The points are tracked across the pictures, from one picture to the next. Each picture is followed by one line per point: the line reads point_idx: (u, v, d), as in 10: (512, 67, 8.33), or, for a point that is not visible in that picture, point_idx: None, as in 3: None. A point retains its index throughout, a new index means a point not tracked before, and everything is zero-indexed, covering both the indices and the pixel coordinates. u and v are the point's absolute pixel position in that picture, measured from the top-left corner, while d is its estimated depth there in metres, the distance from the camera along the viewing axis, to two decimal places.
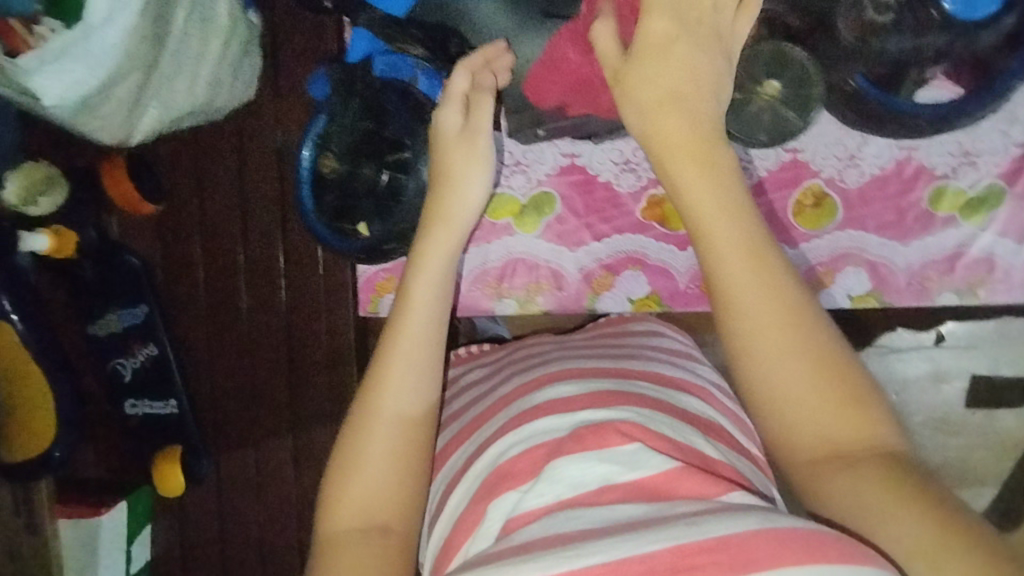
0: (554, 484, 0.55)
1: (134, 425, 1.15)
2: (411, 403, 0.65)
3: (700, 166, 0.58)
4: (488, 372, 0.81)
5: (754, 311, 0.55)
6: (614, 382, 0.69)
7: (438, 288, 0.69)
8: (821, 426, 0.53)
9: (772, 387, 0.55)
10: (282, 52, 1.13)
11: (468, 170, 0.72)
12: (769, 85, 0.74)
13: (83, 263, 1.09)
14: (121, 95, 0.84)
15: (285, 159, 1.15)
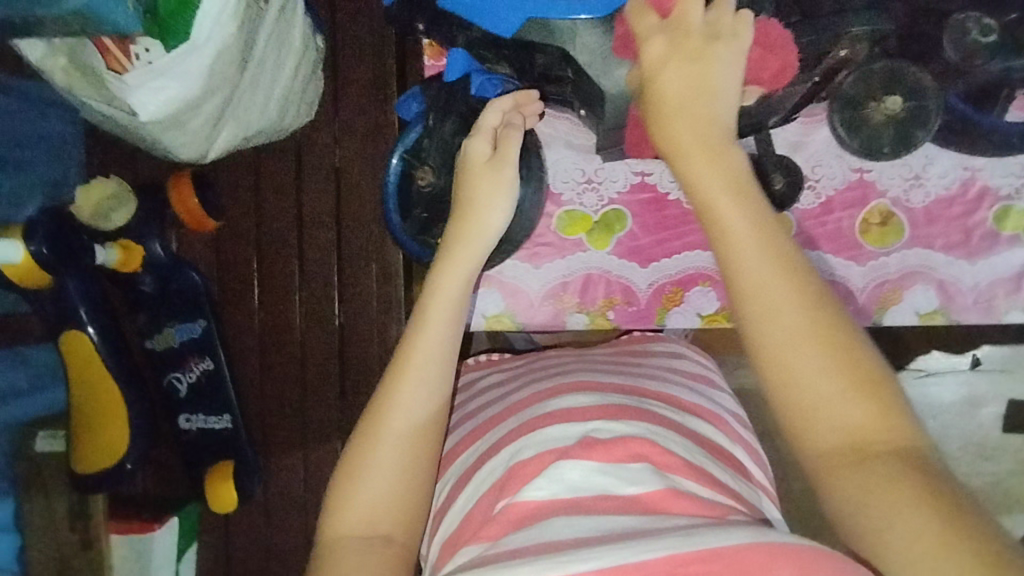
0: (551, 484, 0.59)
1: (189, 440, 1.15)
2: (420, 416, 0.66)
3: (713, 148, 0.56)
4: (504, 381, 0.82)
5: (766, 298, 0.51)
6: (631, 399, 0.70)
7: (454, 308, 0.69)
8: (837, 421, 0.49)
9: (788, 379, 0.50)
10: (343, 76, 1.15)
11: (497, 197, 0.72)
12: (889, 98, 0.76)
13: (145, 279, 1.10)
14: (208, 111, 0.87)
15: (343, 182, 1.18)
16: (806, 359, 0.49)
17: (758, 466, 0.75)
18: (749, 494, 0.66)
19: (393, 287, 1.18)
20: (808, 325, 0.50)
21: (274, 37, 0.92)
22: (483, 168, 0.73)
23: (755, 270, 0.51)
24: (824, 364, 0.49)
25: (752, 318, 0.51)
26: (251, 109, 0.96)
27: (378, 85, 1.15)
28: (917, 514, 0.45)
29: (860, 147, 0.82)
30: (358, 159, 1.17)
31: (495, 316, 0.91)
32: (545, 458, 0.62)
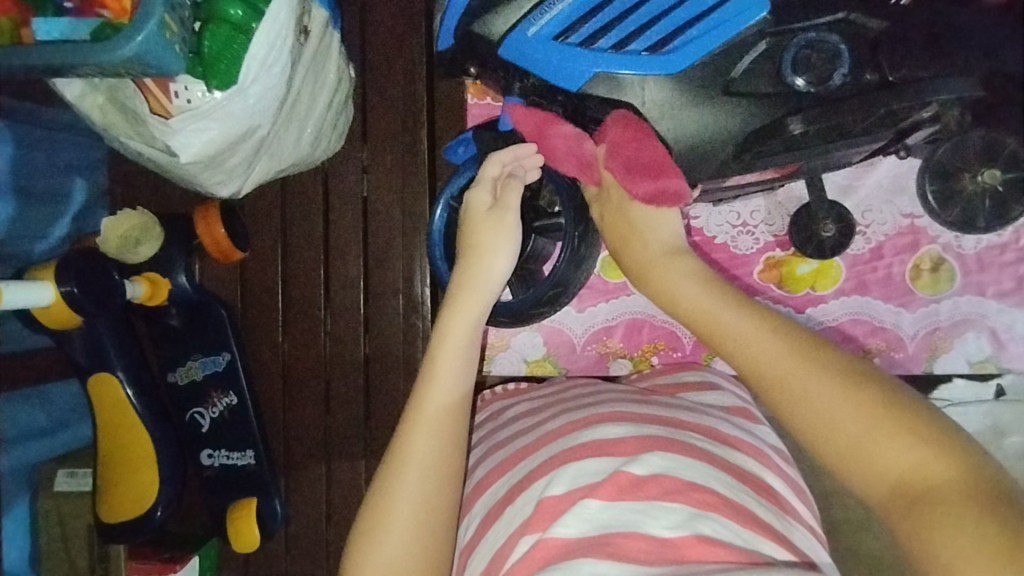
0: (581, 522, 0.56)
1: (211, 476, 1.11)
2: (433, 470, 0.62)
3: (685, 276, 0.64)
4: (534, 406, 0.77)
5: (771, 364, 0.55)
6: (667, 429, 0.65)
7: (461, 354, 0.66)
8: (877, 461, 0.50)
9: (822, 437, 0.52)
10: (374, 105, 1.13)
11: (499, 245, 0.70)
12: (987, 172, 0.80)
13: (171, 311, 1.09)
14: (245, 150, 0.84)
15: (370, 210, 1.15)
16: (828, 407, 0.52)
17: (804, 505, 0.68)
18: (796, 537, 0.61)
19: (419, 322, 1.15)
20: (822, 375, 0.53)
21: (310, 71, 0.89)
22: (484, 218, 0.71)
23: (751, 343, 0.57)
24: (849, 406, 0.51)
25: (770, 387, 0.55)
26: (284, 145, 0.93)
27: (407, 115, 1.13)
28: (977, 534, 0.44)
29: (957, 219, 0.84)
30: (385, 187, 1.14)
31: (537, 360, 0.90)
32: (576, 495, 0.59)
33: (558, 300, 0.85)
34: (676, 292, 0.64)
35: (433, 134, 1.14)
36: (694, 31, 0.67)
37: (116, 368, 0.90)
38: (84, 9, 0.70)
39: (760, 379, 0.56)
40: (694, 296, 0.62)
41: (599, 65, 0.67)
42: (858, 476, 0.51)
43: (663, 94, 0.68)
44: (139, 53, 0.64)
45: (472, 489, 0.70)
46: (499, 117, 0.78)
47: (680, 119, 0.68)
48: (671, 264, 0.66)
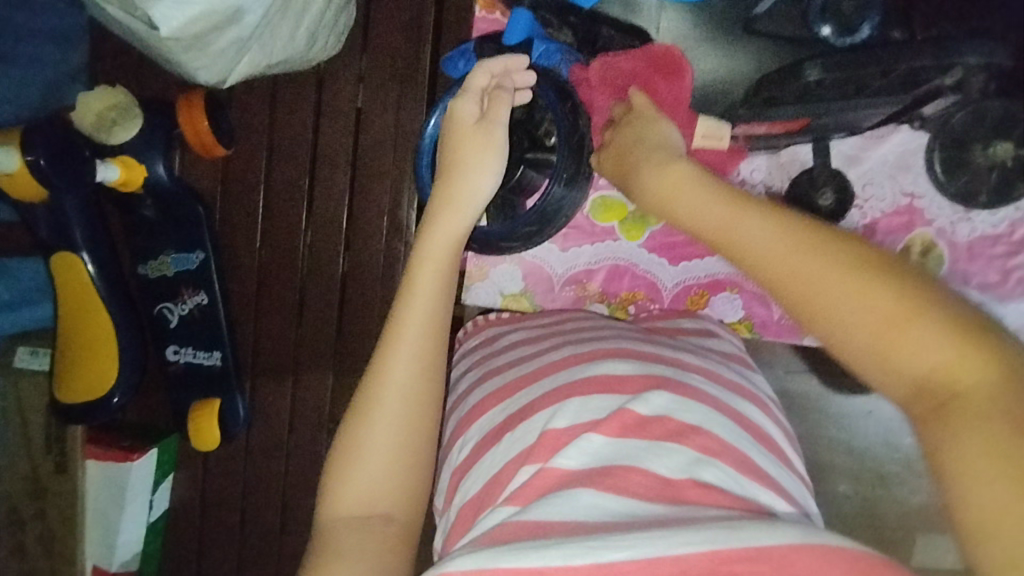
0: (582, 456, 0.57)
1: (175, 372, 1.11)
2: (415, 392, 0.61)
3: (665, 173, 0.59)
4: (532, 335, 0.77)
5: (767, 257, 0.49)
6: (669, 368, 0.65)
7: (442, 278, 0.64)
8: (892, 355, 0.44)
9: (832, 333, 0.46)
10: (377, 8, 1.07)
11: (484, 162, 0.67)
12: (1001, 145, 0.78)
13: (146, 201, 1.05)
14: (234, 37, 0.80)
15: (364, 122, 1.10)
16: (842, 300, 0.46)
17: (795, 453, 0.69)
18: (786, 482, 0.62)
19: (402, 245, 1.12)
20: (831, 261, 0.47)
21: None
22: (473, 131, 0.67)
23: (763, 240, 0.50)
24: (854, 292, 0.45)
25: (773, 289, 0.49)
26: (278, 41, 0.89)
27: (411, 23, 1.06)
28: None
29: (956, 193, 0.83)
30: (379, 95, 1.09)
31: (513, 295, 0.89)
32: (578, 430, 0.59)
33: (549, 227, 0.82)
34: (673, 191, 0.57)
35: (439, 48, 1.08)
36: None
37: (81, 250, 0.87)
38: None
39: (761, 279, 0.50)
40: (683, 196, 0.57)
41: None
42: (891, 381, 0.44)
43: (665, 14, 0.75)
44: None
45: (463, 414, 0.71)
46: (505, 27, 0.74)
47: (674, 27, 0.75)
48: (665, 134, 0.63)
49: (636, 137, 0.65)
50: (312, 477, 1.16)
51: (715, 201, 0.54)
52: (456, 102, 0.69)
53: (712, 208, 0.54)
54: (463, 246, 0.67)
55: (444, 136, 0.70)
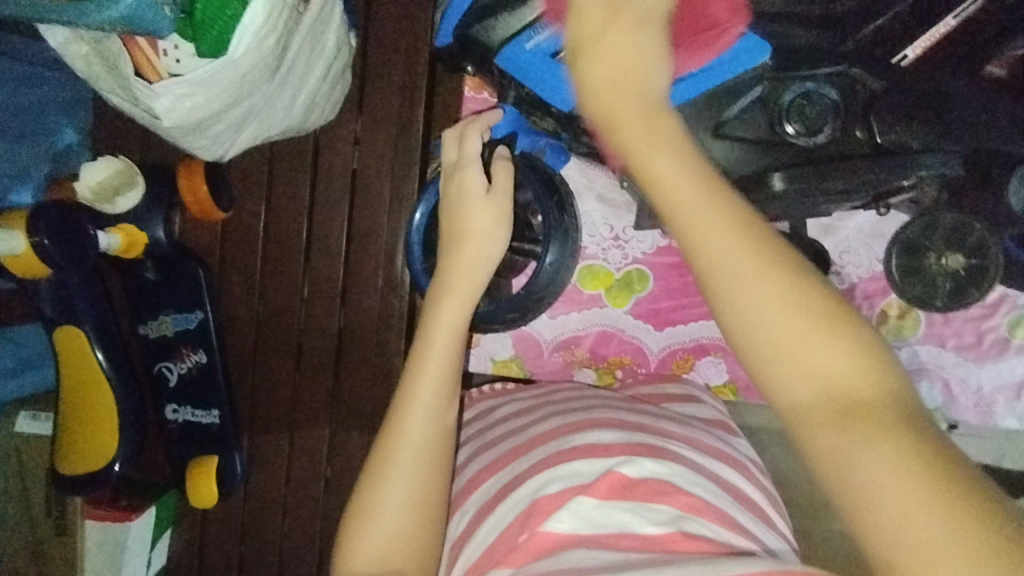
0: (574, 519, 0.58)
1: (174, 430, 1.12)
2: (430, 444, 0.64)
3: (626, 103, 0.49)
4: (523, 407, 0.79)
5: (720, 253, 0.45)
6: (651, 436, 0.68)
7: (455, 334, 0.67)
8: (822, 371, 0.43)
9: (762, 353, 0.44)
10: (372, 74, 1.11)
11: (494, 229, 0.70)
12: (952, 256, 0.77)
13: (146, 265, 1.08)
14: (232, 118, 0.83)
15: (359, 183, 1.13)
16: (767, 310, 0.44)
17: (782, 518, 0.70)
18: (775, 543, 0.63)
19: (396, 300, 1.14)
20: (779, 277, 0.44)
21: (308, 40, 0.85)
22: (482, 199, 0.70)
23: (715, 217, 0.46)
24: (788, 303, 0.44)
25: (705, 285, 0.46)
26: (274, 113, 0.91)
27: (406, 88, 1.10)
28: (942, 486, 0.39)
29: (917, 296, 0.81)
30: (376, 158, 1.13)
31: (503, 360, 0.92)
32: (568, 493, 0.61)
33: (530, 310, 0.84)
34: (644, 158, 0.48)
35: (431, 113, 1.12)
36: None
37: (84, 324, 0.90)
38: None
39: (699, 273, 0.46)
40: (666, 168, 0.47)
41: None
42: (810, 422, 0.43)
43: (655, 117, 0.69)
44: (127, 13, 0.63)
45: (461, 485, 0.72)
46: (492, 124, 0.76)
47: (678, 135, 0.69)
48: (637, 36, 0.51)
49: (601, 56, 0.51)
50: (309, 530, 1.17)
51: (686, 176, 0.47)
52: (465, 172, 0.71)
53: (670, 165, 0.47)
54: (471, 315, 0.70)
55: (450, 200, 0.72)
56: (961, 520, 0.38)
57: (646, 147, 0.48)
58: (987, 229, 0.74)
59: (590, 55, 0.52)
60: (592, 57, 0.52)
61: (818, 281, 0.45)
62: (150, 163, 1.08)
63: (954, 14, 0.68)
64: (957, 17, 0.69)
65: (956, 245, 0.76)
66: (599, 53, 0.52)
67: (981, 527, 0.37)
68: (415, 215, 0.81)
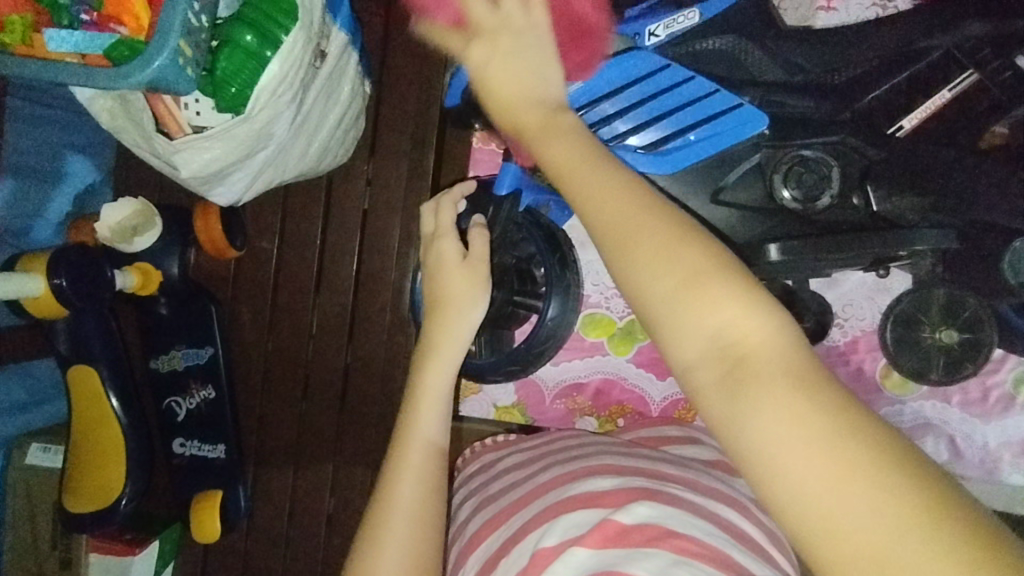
0: (569, 571, 0.55)
1: (180, 464, 1.13)
2: (423, 501, 0.64)
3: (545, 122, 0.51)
4: (526, 458, 0.79)
5: (629, 250, 0.43)
6: (648, 481, 0.67)
7: (445, 391, 0.68)
8: (742, 363, 0.40)
9: (682, 346, 0.41)
10: (385, 119, 1.14)
11: (473, 294, 0.72)
12: (945, 331, 0.75)
13: (161, 301, 1.11)
14: (249, 167, 0.86)
15: (369, 223, 1.16)
16: (708, 311, 0.41)
17: (788, 559, 0.66)
18: None
19: (401, 339, 1.16)
20: (677, 263, 0.41)
21: (324, 90, 0.89)
22: (471, 261, 0.72)
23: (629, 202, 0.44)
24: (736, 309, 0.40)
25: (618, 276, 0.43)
26: (290, 157, 0.93)
27: (417, 133, 1.13)
28: (868, 475, 0.35)
29: (911, 369, 0.78)
30: (386, 200, 1.15)
31: (505, 407, 0.93)
32: (564, 545, 0.58)
33: (532, 361, 0.84)
34: (563, 163, 0.48)
35: (441, 157, 1.14)
36: (692, 135, 0.69)
37: (98, 362, 0.92)
38: (102, 23, 0.70)
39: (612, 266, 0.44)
40: (584, 178, 0.47)
41: None
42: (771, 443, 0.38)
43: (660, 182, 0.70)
44: (151, 78, 0.66)
45: (464, 543, 0.71)
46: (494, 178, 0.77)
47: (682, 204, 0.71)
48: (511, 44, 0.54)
49: (500, 59, 0.53)
50: (310, 567, 1.17)
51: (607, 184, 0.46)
52: (442, 242, 0.74)
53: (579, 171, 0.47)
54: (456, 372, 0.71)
55: (428, 271, 0.75)
56: (895, 516, 0.34)
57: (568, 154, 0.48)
58: (981, 302, 0.73)
59: (483, 54, 0.55)
60: (485, 56, 0.54)
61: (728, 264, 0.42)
62: (169, 203, 1.11)
63: (948, 87, 0.71)
64: (952, 90, 0.71)
65: (951, 319, 0.74)
66: (492, 53, 0.54)
67: (926, 526, 0.34)
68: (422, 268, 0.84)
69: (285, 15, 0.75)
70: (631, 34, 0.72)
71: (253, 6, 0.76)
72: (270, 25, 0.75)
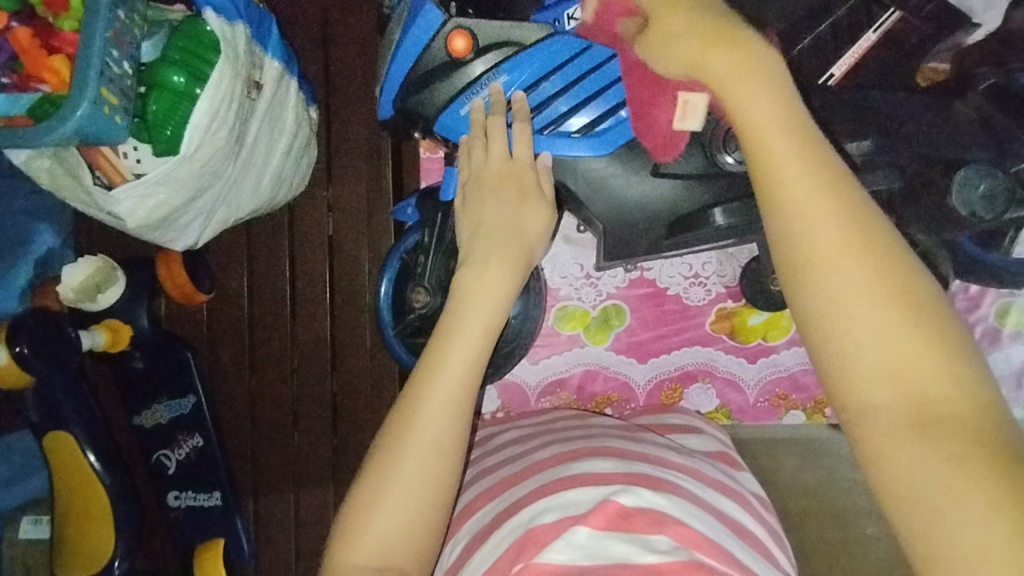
0: (571, 550, 0.51)
1: (177, 518, 1.11)
2: (442, 443, 0.55)
3: (746, 83, 0.47)
4: (526, 434, 0.77)
5: (814, 242, 0.43)
6: (648, 466, 0.65)
7: (480, 334, 0.58)
8: (869, 343, 0.41)
9: (841, 353, 0.42)
10: (338, 141, 1.13)
11: (515, 223, 0.65)
12: None
13: (135, 356, 1.09)
14: (199, 207, 0.85)
15: (336, 248, 1.15)
16: (844, 274, 0.42)
17: (784, 553, 0.66)
18: None
19: (385, 359, 1.14)
20: (845, 243, 0.43)
21: (266, 120, 0.88)
22: (493, 203, 0.66)
23: (796, 161, 0.45)
24: (881, 284, 0.42)
25: (785, 236, 0.44)
26: (241, 195, 0.92)
27: (371, 151, 1.13)
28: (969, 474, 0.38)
29: None
30: (350, 224, 1.14)
31: (491, 412, 0.91)
32: (565, 523, 0.54)
33: (504, 363, 0.84)
34: (750, 120, 0.47)
35: (399, 171, 1.13)
36: (624, 111, 0.69)
37: (74, 427, 0.90)
38: (23, 84, 0.69)
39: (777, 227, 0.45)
40: (772, 130, 0.46)
41: (544, 148, 0.69)
42: (872, 399, 0.41)
43: (609, 166, 0.70)
44: (79, 127, 0.65)
45: (458, 512, 0.68)
46: (441, 185, 0.74)
47: (631, 184, 0.71)
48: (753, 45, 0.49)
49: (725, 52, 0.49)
50: None
51: (784, 137, 0.45)
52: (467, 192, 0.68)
53: (775, 137, 0.45)
54: (496, 312, 0.60)
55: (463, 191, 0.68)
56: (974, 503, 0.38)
57: (768, 125, 0.46)
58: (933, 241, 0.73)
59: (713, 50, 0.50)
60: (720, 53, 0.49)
61: (908, 270, 0.42)
62: (130, 257, 1.10)
63: (873, 28, 0.70)
64: (877, 31, 0.70)
65: None
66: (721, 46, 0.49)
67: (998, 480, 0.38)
68: (381, 287, 0.81)
69: (212, 51, 0.75)
70: (549, 22, 0.69)
71: (176, 46, 0.75)
72: (197, 63, 0.75)
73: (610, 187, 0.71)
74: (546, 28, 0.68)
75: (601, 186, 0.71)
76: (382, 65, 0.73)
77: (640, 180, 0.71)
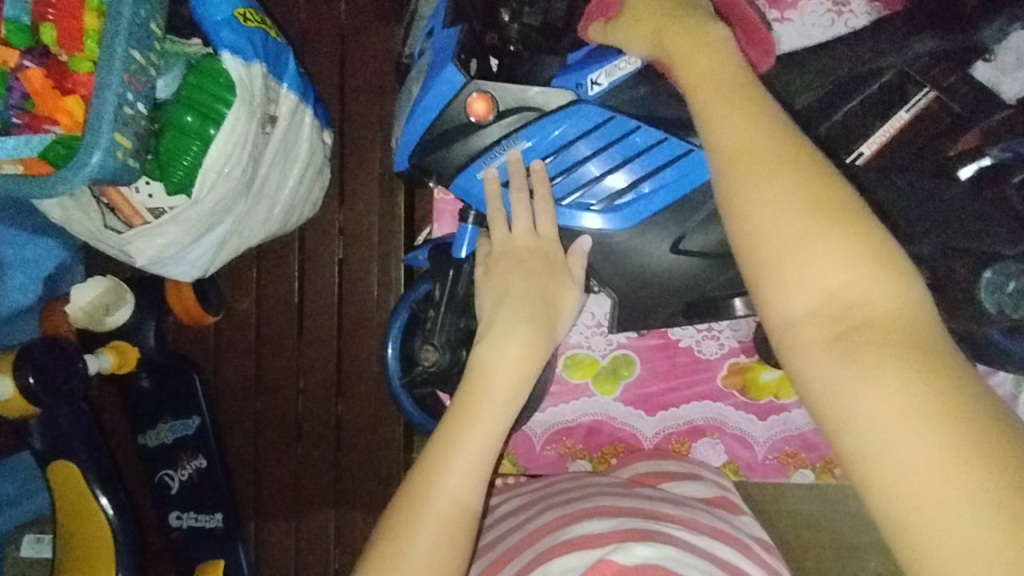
0: None
1: (178, 537, 1.11)
2: (450, 522, 0.52)
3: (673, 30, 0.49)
4: (522, 504, 0.76)
5: (740, 161, 0.42)
6: (642, 521, 0.62)
7: (500, 409, 0.55)
8: (799, 264, 0.39)
9: (768, 272, 0.40)
10: (352, 166, 1.12)
11: (534, 291, 0.62)
12: None
13: (142, 376, 1.09)
14: (208, 241, 0.84)
15: (346, 272, 1.14)
16: (770, 190, 0.40)
17: None
18: None
19: None
20: (786, 171, 0.41)
21: (280, 153, 0.87)
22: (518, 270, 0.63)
23: (755, 150, 0.42)
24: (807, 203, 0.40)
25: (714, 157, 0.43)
26: (253, 225, 0.89)
27: (384, 176, 1.12)
28: (968, 457, 0.33)
29: None
30: (361, 249, 1.13)
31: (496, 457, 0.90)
32: None
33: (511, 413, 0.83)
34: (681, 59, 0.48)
35: (412, 198, 1.12)
36: (645, 185, 0.68)
37: (79, 454, 0.90)
38: (35, 126, 0.68)
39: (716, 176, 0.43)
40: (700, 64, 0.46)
41: (565, 220, 0.69)
42: (804, 338, 0.39)
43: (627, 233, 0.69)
44: (94, 175, 0.65)
45: None
46: (453, 241, 0.74)
47: (647, 248, 0.70)
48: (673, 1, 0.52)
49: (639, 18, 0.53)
50: None
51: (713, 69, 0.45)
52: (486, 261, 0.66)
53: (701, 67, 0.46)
54: (521, 387, 0.57)
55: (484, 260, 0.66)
56: (982, 494, 0.32)
57: (693, 59, 0.47)
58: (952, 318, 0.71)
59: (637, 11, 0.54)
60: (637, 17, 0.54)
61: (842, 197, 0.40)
62: (141, 276, 1.10)
63: (907, 107, 0.71)
64: (910, 110, 0.71)
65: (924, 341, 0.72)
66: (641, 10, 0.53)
67: (940, 416, 0.34)
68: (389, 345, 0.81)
69: (225, 89, 0.74)
70: (572, 86, 0.68)
71: (190, 84, 0.74)
72: (210, 103, 0.74)
73: (627, 252, 0.70)
74: (569, 93, 0.67)
75: (617, 250, 0.70)
76: (400, 116, 0.72)
77: (658, 245, 0.69)
